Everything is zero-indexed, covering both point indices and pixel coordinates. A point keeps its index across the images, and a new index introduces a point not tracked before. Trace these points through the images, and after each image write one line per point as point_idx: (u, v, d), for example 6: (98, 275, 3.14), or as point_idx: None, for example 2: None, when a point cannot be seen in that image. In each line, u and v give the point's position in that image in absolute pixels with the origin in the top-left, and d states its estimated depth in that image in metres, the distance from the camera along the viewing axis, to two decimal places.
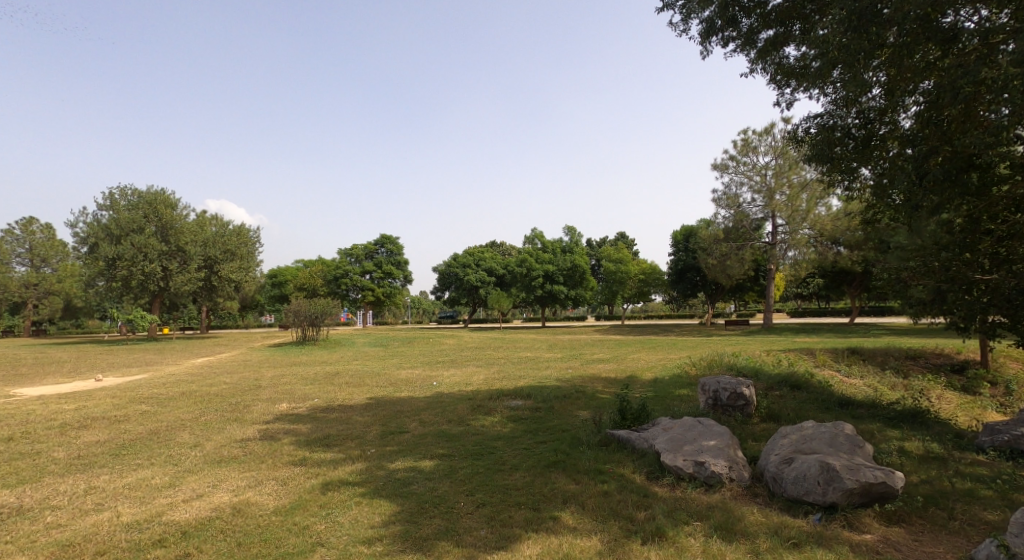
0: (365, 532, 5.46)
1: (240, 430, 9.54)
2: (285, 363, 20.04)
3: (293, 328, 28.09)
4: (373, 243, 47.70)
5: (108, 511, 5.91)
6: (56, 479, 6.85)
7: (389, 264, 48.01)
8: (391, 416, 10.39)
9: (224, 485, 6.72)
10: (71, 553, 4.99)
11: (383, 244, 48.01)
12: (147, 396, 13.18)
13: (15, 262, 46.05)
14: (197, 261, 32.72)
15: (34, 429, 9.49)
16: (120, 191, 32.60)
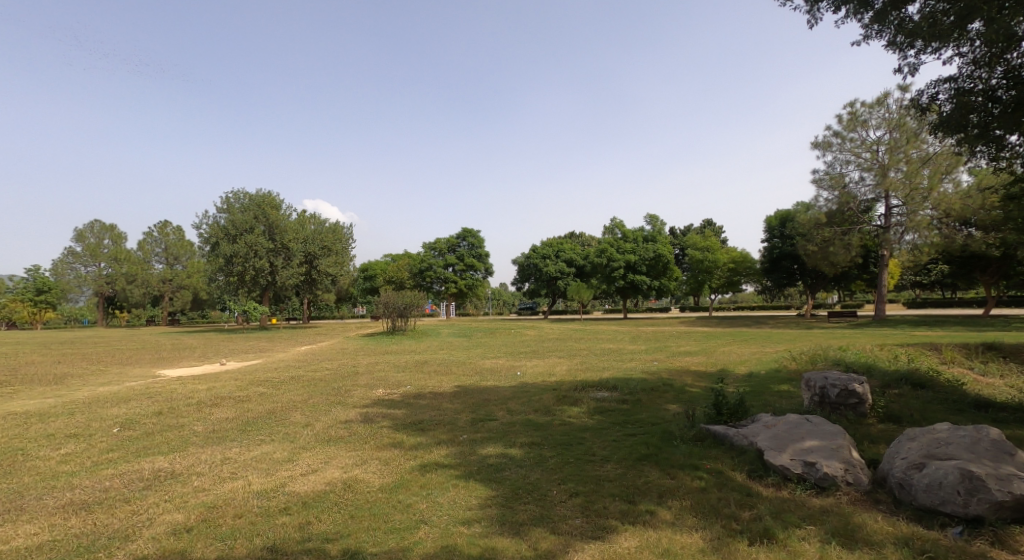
0: (466, 513, 5.67)
1: (343, 413, 10.21)
2: (378, 351, 21.10)
3: (384, 319, 29.48)
4: (455, 238, 49.26)
5: (239, 480, 6.53)
6: (195, 449, 7.66)
7: (471, 257, 49.03)
8: (480, 404, 10.64)
9: (334, 462, 7.22)
10: (216, 513, 5.58)
11: (466, 238, 49.40)
12: (263, 380, 14.44)
13: (154, 261, 52.10)
14: (299, 258, 35.25)
15: (175, 405, 10.69)
16: (234, 196, 35.69)
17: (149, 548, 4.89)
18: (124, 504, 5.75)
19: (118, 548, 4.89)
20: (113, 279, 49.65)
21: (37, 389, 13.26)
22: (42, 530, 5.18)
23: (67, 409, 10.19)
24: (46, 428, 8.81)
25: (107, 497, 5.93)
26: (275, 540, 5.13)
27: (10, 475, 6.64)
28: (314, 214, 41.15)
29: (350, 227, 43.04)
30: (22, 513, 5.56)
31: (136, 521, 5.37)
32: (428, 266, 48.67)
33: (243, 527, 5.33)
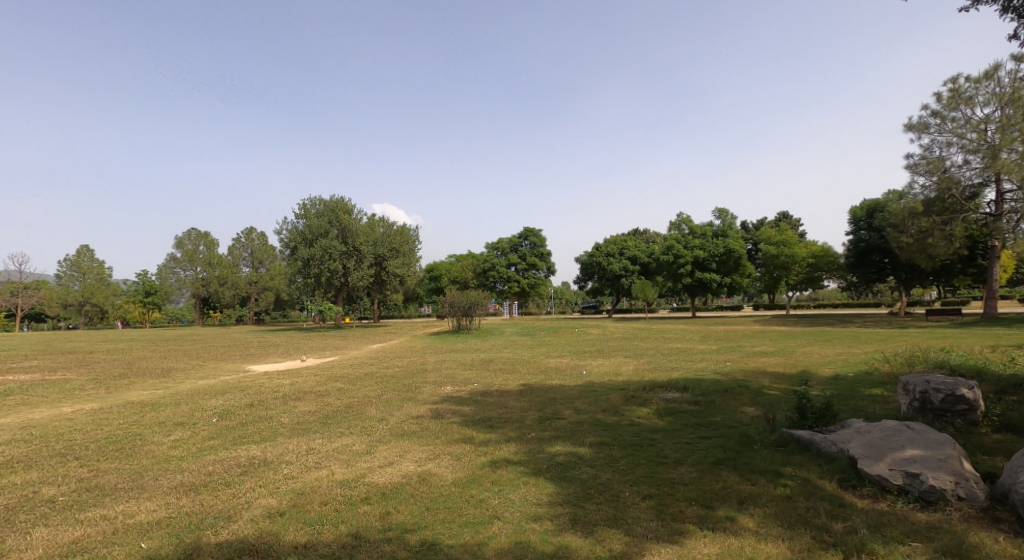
0: (539, 510, 5.68)
1: (415, 408, 10.50)
2: (444, 349, 21.54)
3: (449, 318, 30.03)
4: (517, 237, 49.29)
5: (323, 469, 6.86)
6: (283, 439, 8.12)
7: (533, 256, 49.03)
8: (546, 402, 10.64)
9: (409, 455, 7.44)
10: (306, 499, 5.89)
11: (528, 237, 49.31)
12: (340, 375, 15.10)
13: (241, 265, 55.59)
14: (370, 260, 36.51)
15: (264, 397, 11.38)
16: (310, 202, 37.51)
17: (248, 529, 5.22)
18: (225, 487, 6.17)
19: (222, 526, 5.26)
20: (206, 283, 53.62)
21: (145, 381, 14.52)
22: (158, 507, 5.65)
23: (172, 400, 11.08)
24: (157, 416, 9.63)
25: (210, 480, 6.39)
26: (359, 527, 5.34)
27: (130, 457, 7.30)
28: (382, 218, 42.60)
29: (416, 230, 44.23)
30: (139, 491, 6.09)
31: (236, 504, 5.75)
32: (491, 266, 49.16)
33: (329, 514, 5.58)
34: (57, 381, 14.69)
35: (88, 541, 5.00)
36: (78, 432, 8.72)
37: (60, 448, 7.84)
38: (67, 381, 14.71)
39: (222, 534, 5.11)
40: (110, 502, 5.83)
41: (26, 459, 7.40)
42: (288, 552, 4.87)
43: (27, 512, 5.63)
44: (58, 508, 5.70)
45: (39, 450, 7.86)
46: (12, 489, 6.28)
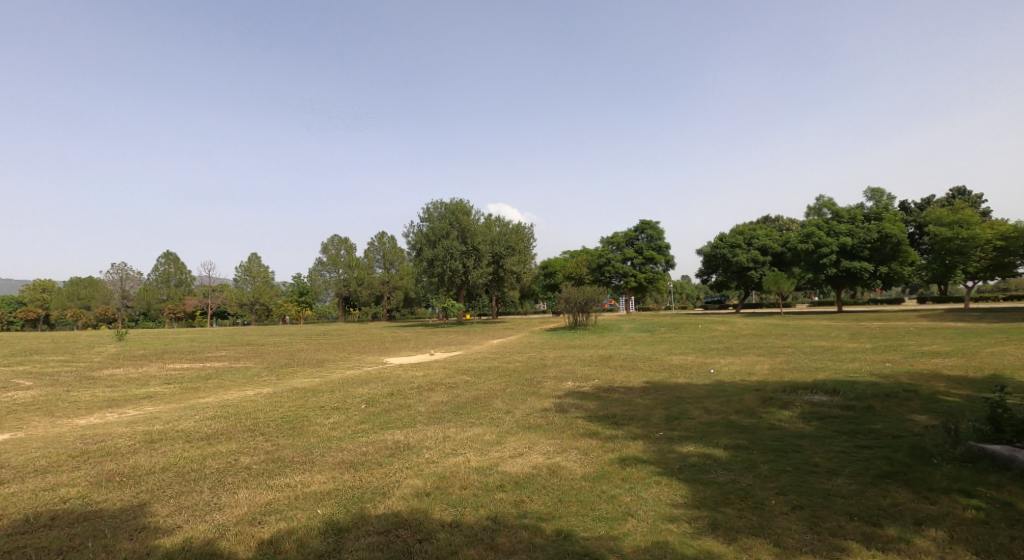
0: (677, 510, 5.50)
1: (538, 402, 10.64)
2: (563, 345, 21.62)
3: (566, 314, 30.05)
4: (633, 230, 47.90)
5: (461, 455, 7.19)
6: (421, 427, 8.63)
7: (650, 249, 47.21)
8: (672, 401, 10.24)
9: (537, 447, 7.55)
10: (447, 482, 6.21)
11: (644, 229, 47.67)
12: (467, 369, 15.74)
13: (375, 266, 60.12)
14: (488, 258, 37.51)
15: (401, 387, 12.20)
16: (433, 205, 39.48)
17: (400, 505, 5.62)
18: (378, 467, 6.70)
19: (379, 501, 5.70)
20: (346, 283, 58.76)
21: (302, 370, 16.24)
22: (326, 480, 6.28)
23: (327, 386, 12.28)
24: (317, 400, 10.73)
25: (365, 459, 6.97)
26: (498, 512, 5.52)
27: (301, 435, 8.21)
28: (498, 217, 43.61)
29: (532, 227, 44.68)
30: (311, 465, 6.81)
31: (389, 481, 6.21)
32: (607, 260, 48.40)
33: (469, 498, 5.82)
34: (238, 368, 17.00)
35: (278, 503, 5.69)
36: (260, 412, 10.01)
37: (248, 424, 9.03)
38: (244, 368, 16.94)
39: (380, 508, 5.55)
40: (290, 472, 6.59)
41: (225, 432, 8.64)
42: (436, 529, 5.16)
43: (230, 476, 6.55)
44: (253, 474, 6.56)
45: (232, 425, 9.12)
46: (217, 456, 7.36)
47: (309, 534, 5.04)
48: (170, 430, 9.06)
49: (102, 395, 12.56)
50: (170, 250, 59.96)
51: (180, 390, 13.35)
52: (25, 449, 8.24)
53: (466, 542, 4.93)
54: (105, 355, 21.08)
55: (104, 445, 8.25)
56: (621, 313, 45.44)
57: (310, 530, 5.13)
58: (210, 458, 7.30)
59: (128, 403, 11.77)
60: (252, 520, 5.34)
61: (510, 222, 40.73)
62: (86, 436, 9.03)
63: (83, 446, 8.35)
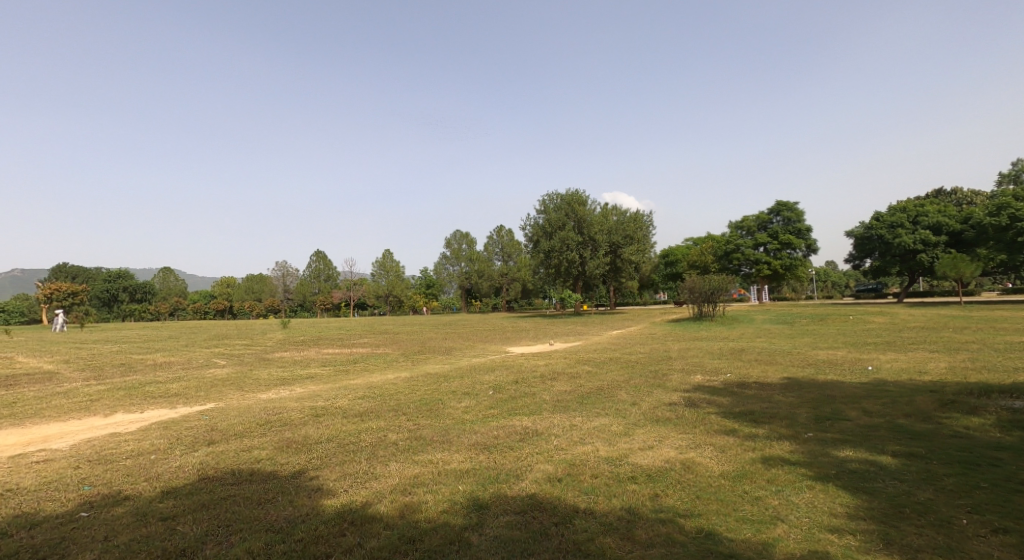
0: (834, 520, 5.06)
1: (666, 395, 10.30)
2: (689, 337, 20.73)
3: (691, 304, 28.73)
4: (767, 213, 44.69)
5: (591, 444, 7.19)
6: (548, 414, 8.74)
7: (787, 234, 43.42)
8: (822, 400, 9.38)
9: (668, 442, 7.32)
10: (577, 470, 6.24)
11: (780, 211, 44.24)
12: (589, 359, 15.68)
13: (494, 259, 61.68)
14: (605, 248, 36.86)
15: (526, 375, 12.47)
16: (548, 197, 39.59)
17: (534, 488, 5.75)
18: (509, 450, 6.91)
19: (514, 483, 5.88)
20: (468, 275, 61.06)
21: (433, 357, 17.20)
22: (464, 459, 6.60)
23: (456, 373, 12.88)
24: (448, 385, 11.31)
25: (498, 442, 7.22)
26: (634, 503, 5.45)
27: (438, 416, 8.72)
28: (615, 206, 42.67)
29: (652, 215, 43.26)
30: (449, 444, 7.20)
31: (521, 465, 6.38)
32: (735, 247, 45.40)
33: (601, 487, 5.82)
34: (377, 354, 18.44)
35: (424, 477, 6.09)
36: (400, 394, 10.77)
37: (392, 405, 9.77)
38: (384, 353, 18.34)
39: (515, 489, 5.73)
40: (432, 449, 7.03)
41: (373, 411, 9.43)
42: (571, 514, 5.22)
43: (381, 449, 7.12)
44: (400, 449, 7.08)
45: (379, 405, 9.92)
46: (369, 431, 8.05)
47: (454, 507, 5.35)
48: (330, 406, 10.10)
49: (272, 374, 14.31)
50: (319, 249, 66.42)
51: (332, 372, 14.81)
52: (224, 417, 9.64)
53: (603, 531, 4.92)
54: (273, 341, 24.05)
55: (282, 417, 9.41)
56: (754, 304, 42.50)
57: (453, 503, 5.43)
58: (363, 433, 8.00)
59: (294, 382, 13.29)
60: (402, 490, 5.77)
61: (628, 210, 39.78)
62: (264, 408, 10.35)
63: (266, 417, 9.58)
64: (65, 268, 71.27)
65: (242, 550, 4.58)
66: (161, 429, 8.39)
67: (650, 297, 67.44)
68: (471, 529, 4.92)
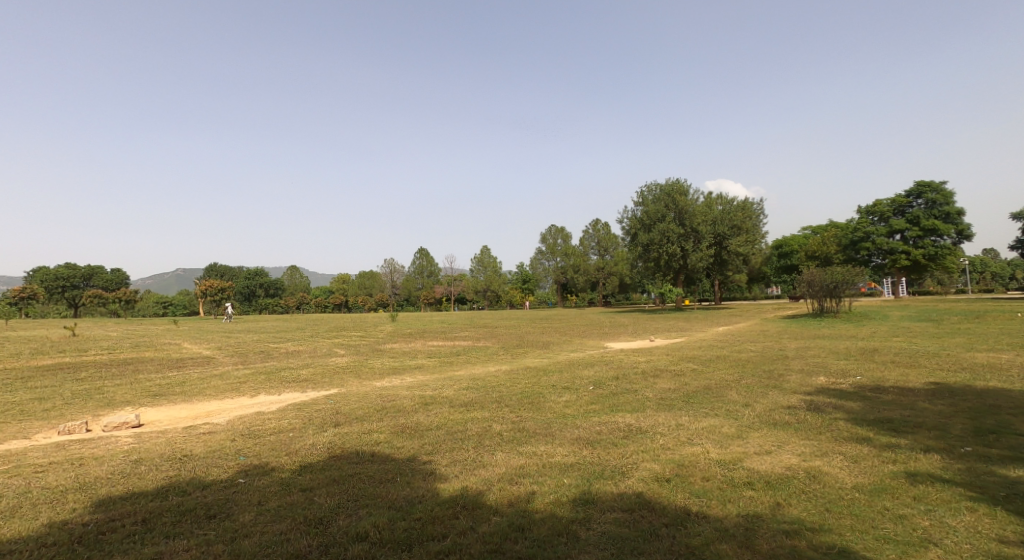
0: (995, 548, 4.60)
1: (784, 397, 9.76)
2: (808, 335, 19.39)
3: (811, 299, 26.83)
4: (905, 196, 40.16)
5: (699, 445, 7.03)
6: (652, 412, 8.64)
7: (931, 219, 38.97)
8: (979, 410, 8.43)
9: (788, 447, 6.97)
10: (687, 471, 6.15)
11: (923, 193, 39.61)
12: (694, 356, 15.19)
13: (590, 253, 61.02)
14: (708, 240, 35.26)
15: (627, 372, 12.36)
16: (647, 188, 38.56)
17: (642, 487, 5.76)
18: (614, 446, 6.93)
19: (621, 480, 5.91)
20: (565, 270, 60.96)
21: (532, 351, 17.49)
22: (568, 453, 6.74)
23: (556, 367, 13.02)
24: (548, 379, 11.48)
25: (602, 438, 7.27)
26: (752, 511, 5.28)
27: (540, 409, 8.91)
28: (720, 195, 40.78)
29: (762, 203, 40.86)
30: (552, 437, 7.36)
31: (628, 462, 6.39)
32: (865, 235, 41.65)
33: (714, 490, 5.69)
34: (479, 346, 19.07)
35: (530, 468, 6.29)
36: (502, 386, 11.10)
37: (495, 397, 10.10)
38: (485, 347, 18.89)
39: (622, 486, 5.76)
40: (536, 441, 7.23)
41: (478, 401, 9.81)
42: (684, 516, 5.17)
43: (487, 439, 7.43)
44: (506, 440, 7.35)
45: (482, 396, 10.30)
46: (475, 421, 8.42)
47: (563, 499, 5.49)
48: (438, 396, 10.64)
49: (384, 364, 15.28)
50: (422, 246, 69.22)
51: (437, 363, 15.55)
52: (345, 401, 10.49)
53: (722, 537, 4.83)
54: (384, 333, 25.59)
55: (396, 404, 10.06)
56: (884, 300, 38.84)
57: (561, 496, 5.56)
58: (470, 422, 8.37)
59: (405, 372, 14.10)
60: (510, 479, 6.00)
61: (734, 199, 37.83)
62: (378, 396, 11.11)
63: (381, 403, 10.29)
64: (215, 268, 80.39)
65: (370, 523, 5.00)
66: (295, 410, 9.30)
67: (761, 292, 63.62)
68: (580, 523, 5.03)
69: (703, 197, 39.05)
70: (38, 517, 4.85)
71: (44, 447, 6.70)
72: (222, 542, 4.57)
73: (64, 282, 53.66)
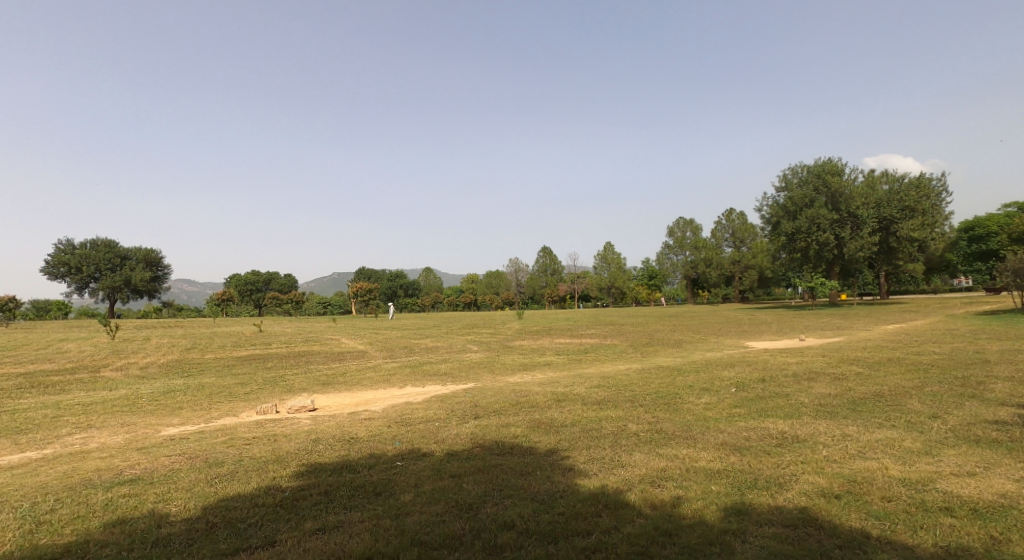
0: None
1: (987, 410, 8.46)
2: (1009, 336, 16.61)
3: (1017, 290, 23.08)
4: None
5: (871, 459, 6.37)
6: (809, 419, 8.02)
7: None
8: None
9: (997, 470, 6.01)
10: (861, 489, 5.59)
11: None
12: (857, 358, 13.77)
13: (724, 245, 57.47)
14: (871, 225, 31.54)
15: (775, 374, 11.57)
16: (792, 171, 35.60)
17: (804, 501, 5.38)
18: (767, 455, 6.54)
19: (778, 492, 5.57)
20: (695, 264, 57.85)
21: (665, 349, 16.99)
22: (714, 458, 6.49)
23: (692, 367, 12.57)
24: (685, 379, 11.13)
25: (751, 445, 6.90)
26: (949, 540, 4.68)
27: (678, 411, 8.66)
28: (884, 174, 36.50)
29: (943, 179, 35.76)
30: (694, 441, 7.15)
31: (784, 473, 6.00)
32: None
33: (898, 513, 5.11)
34: (608, 344, 18.91)
35: (672, 471, 6.18)
36: (636, 385, 10.97)
37: (628, 396, 10.00)
38: (613, 345, 18.73)
39: (781, 500, 5.41)
40: (675, 445, 7.07)
41: (610, 400, 9.81)
42: (862, 539, 4.73)
43: (624, 439, 7.42)
44: (644, 441, 7.28)
45: (615, 394, 10.26)
46: (610, 419, 8.44)
47: (714, 508, 5.31)
48: (570, 393, 10.78)
49: (515, 360, 15.78)
50: (546, 245, 70.15)
51: (568, 360, 15.71)
52: (483, 395, 11.01)
53: None
54: (513, 330, 26.29)
55: (529, 399, 10.39)
56: None
57: (712, 504, 5.39)
58: (605, 421, 8.40)
59: (535, 368, 14.44)
60: (651, 482, 5.95)
61: (905, 176, 33.64)
62: (512, 391, 11.51)
63: (516, 398, 10.67)
64: (363, 270, 87.79)
65: (516, 513, 5.26)
66: (438, 401, 9.98)
67: (943, 283, 55.57)
68: (733, 534, 4.86)
69: (864, 176, 35.17)
70: (247, 481, 5.76)
71: (246, 424, 7.89)
72: (389, 517, 5.08)
73: (251, 286, 62.44)
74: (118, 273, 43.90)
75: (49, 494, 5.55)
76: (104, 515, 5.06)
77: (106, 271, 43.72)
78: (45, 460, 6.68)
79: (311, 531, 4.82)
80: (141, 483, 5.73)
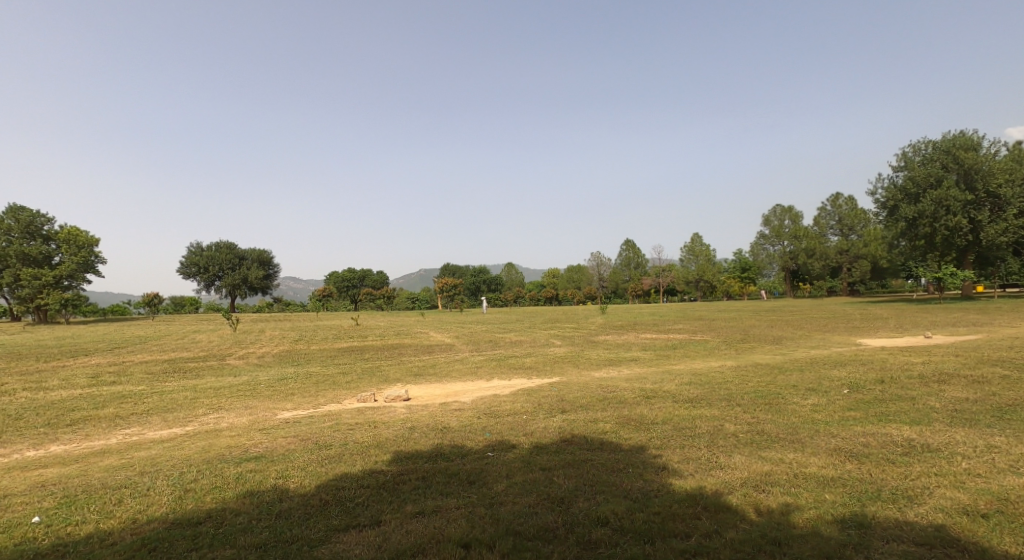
0: None
1: None
2: None
3: None
4: None
5: (1022, 476, 5.62)
6: (942, 427, 7.23)
7: None
8: None
9: None
10: (1015, 510, 4.94)
11: None
12: (997, 359, 12.26)
13: (830, 233, 53.64)
14: (1016, 207, 28.02)
15: (896, 375, 10.55)
16: (913, 148, 32.52)
17: (942, 519, 4.84)
18: (892, 465, 5.97)
19: (908, 506, 5.06)
20: (796, 254, 54.23)
21: (764, 346, 16.07)
22: (827, 465, 6.02)
23: (796, 365, 11.78)
24: (788, 379, 10.45)
25: (871, 453, 6.34)
26: None
27: (781, 412, 8.14)
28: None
29: None
30: (802, 445, 6.68)
31: (914, 486, 5.45)
32: None
33: None
34: (699, 340, 18.17)
35: (778, 476, 5.80)
36: (733, 383, 10.45)
37: (723, 394, 9.54)
38: (704, 340, 17.97)
39: (913, 515, 4.91)
40: (781, 448, 6.64)
41: (704, 398, 9.40)
42: None
43: (722, 439, 7.07)
44: (743, 442, 6.90)
45: (710, 392, 9.83)
46: (705, 418, 8.08)
47: (829, 518, 4.92)
48: (660, 389, 10.44)
49: (600, 355, 15.52)
50: (629, 238, 68.78)
51: (656, 356, 15.24)
52: (570, 390, 10.93)
53: None
54: (597, 324, 25.94)
55: (617, 395, 10.17)
56: None
57: (828, 513, 5.00)
58: (700, 420, 8.06)
59: (621, 364, 14.17)
60: (756, 486, 5.62)
61: None
62: (599, 386, 11.34)
63: (603, 393, 10.50)
64: (447, 266, 90.37)
65: (611, 509, 5.15)
66: (525, 395, 10.01)
67: None
68: (856, 549, 4.47)
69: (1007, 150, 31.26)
70: (353, 463, 6.04)
71: (349, 410, 8.31)
72: (485, 506, 5.14)
73: (347, 283, 66.06)
74: (239, 272, 47.90)
75: (191, 465, 6.11)
76: (236, 487, 5.49)
77: (229, 271, 47.91)
78: (187, 436, 7.37)
79: (412, 514, 4.97)
80: (264, 460, 6.17)
